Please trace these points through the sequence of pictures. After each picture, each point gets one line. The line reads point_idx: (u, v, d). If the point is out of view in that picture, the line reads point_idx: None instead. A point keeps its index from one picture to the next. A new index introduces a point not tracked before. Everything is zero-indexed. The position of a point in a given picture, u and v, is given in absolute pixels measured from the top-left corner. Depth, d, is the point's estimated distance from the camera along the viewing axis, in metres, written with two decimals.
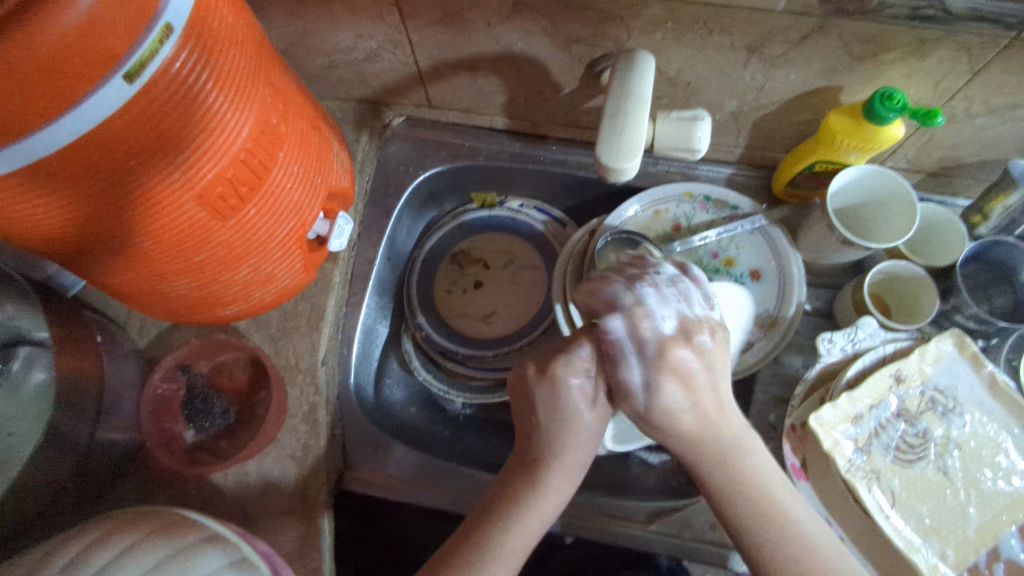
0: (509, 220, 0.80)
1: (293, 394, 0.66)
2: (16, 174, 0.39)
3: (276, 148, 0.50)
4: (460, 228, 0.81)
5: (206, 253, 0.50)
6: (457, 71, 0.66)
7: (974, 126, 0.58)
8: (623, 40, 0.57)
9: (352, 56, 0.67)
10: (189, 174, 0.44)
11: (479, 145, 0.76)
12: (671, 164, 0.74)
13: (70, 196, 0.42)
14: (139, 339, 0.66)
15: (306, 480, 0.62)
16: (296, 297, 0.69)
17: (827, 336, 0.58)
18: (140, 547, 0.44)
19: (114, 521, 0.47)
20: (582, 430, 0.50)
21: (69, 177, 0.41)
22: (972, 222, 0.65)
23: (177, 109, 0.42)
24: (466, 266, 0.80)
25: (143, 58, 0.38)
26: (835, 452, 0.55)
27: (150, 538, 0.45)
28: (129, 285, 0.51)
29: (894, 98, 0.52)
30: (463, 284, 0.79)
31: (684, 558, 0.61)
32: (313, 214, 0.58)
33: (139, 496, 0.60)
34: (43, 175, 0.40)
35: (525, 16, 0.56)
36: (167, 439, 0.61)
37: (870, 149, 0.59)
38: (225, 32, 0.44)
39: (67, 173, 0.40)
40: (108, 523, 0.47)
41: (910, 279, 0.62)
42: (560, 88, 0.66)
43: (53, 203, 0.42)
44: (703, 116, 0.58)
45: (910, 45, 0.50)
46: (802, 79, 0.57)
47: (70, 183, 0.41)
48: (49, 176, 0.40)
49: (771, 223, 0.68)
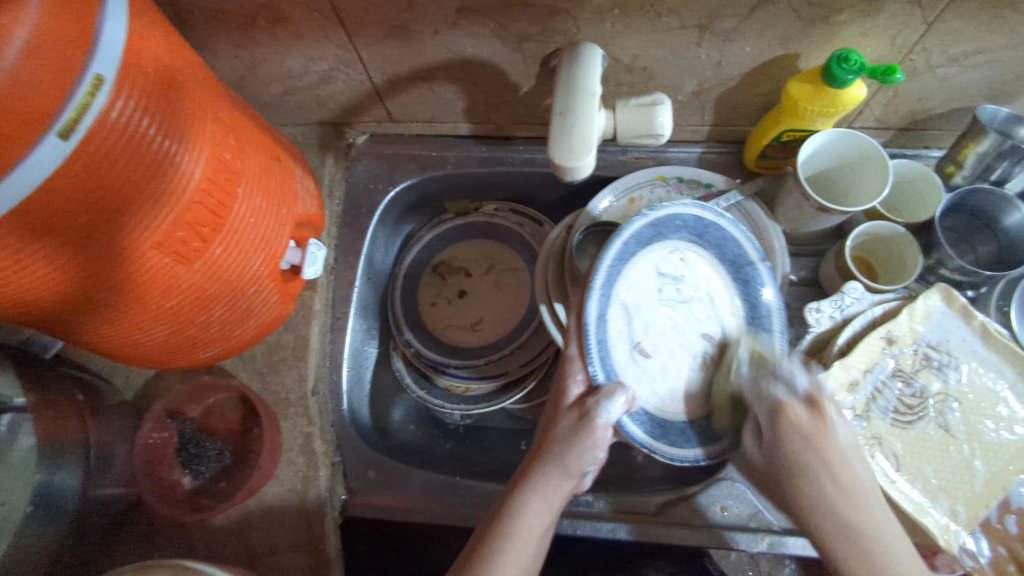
0: (488, 226, 0.79)
1: (286, 427, 0.66)
2: None
3: (234, 185, 0.49)
4: (437, 238, 0.80)
5: (176, 299, 0.49)
6: (413, 83, 0.65)
7: (937, 76, 0.57)
8: (572, 33, 0.56)
9: (306, 80, 0.66)
10: (145, 225, 0.43)
11: (446, 154, 0.75)
12: (640, 150, 0.73)
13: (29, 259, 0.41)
14: (126, 390, 0.65)
15: (310, 512, 0.62)
16: (279, 329, 0.69)
17: (813, 306, 0.58)
18: None
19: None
20: (592, 447, 0.55)
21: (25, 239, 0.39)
22: (948, 172, 0.64)
23: (121, 158, 0.41)
24: (449, 277, 0.79)
25: (76, 115, 0.37)
26: None
27: None
28: (104, 341, 0.51)
29: (850, 59, 0.51)
30: (447, 295, 0.78)
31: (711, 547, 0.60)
32: (283, 245, 0.58)
33: (141, 552, 0.59)
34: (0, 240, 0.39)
35: (472, 20, 0.55)
36: (164, 488, 0.60)
37: (835, 114, 0.58)
38: (161, 74, 0.43)
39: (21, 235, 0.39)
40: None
41: (890, 237, 0.62)
42: (518, 88, 0.65)
43: (14, 269, 0.41)
44: (663, 99, 0.56)
45: (862, 4, 0.49)
46: (758, 51, 0.56)
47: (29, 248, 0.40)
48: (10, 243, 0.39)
49: (746, 198, 0.68)
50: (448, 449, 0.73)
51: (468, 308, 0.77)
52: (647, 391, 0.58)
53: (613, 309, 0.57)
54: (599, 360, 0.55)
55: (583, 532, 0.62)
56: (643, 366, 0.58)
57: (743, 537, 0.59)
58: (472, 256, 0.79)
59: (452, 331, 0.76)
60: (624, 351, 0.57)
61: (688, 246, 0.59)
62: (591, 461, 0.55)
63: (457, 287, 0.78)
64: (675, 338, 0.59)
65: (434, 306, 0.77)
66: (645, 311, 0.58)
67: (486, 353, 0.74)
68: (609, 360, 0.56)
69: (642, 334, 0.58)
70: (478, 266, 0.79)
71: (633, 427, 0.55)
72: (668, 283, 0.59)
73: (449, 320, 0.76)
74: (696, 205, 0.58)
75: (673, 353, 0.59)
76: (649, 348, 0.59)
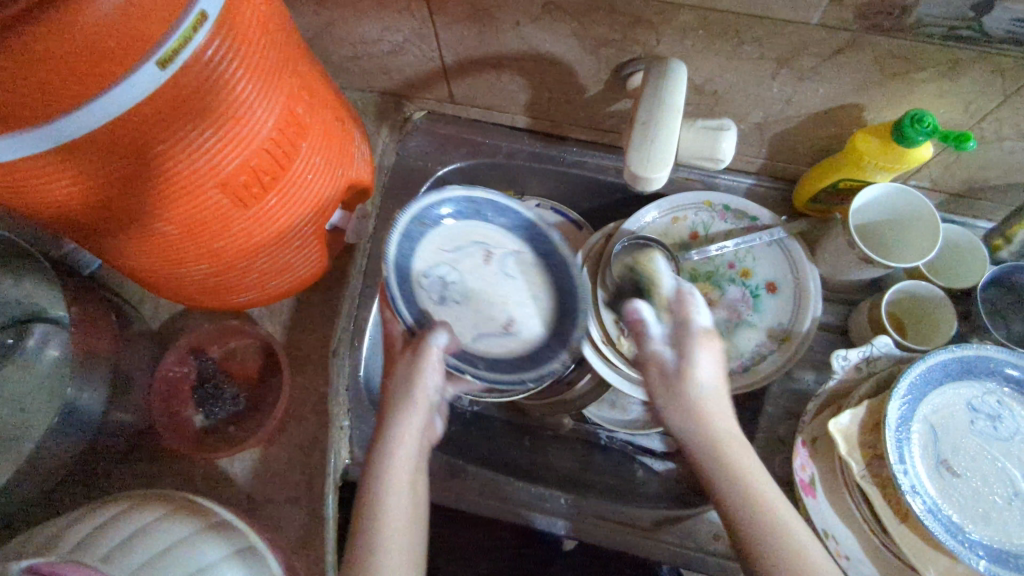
0: (467, 202, 0.61)
1: (303, 383, 0.66)
2: (69, 151, 0.39)
3: (300, 139, 0.50)
4: (416, 223, 0.60)
5: (224, 242, 0.50)
6: (482, 68, 0.66)
7: (1003, 148, 0.57)
8: (652, 46, 0.56)
9: (378, 48, 0.66)
10: (213, 163, 0.44)
11: (499, 143, 0.76)
12: (692, 171, 0.74)
13: (119, 176, 0.42)
14: (152, 321, 0.66)
15: (313, 470, 0.62)
16: (311, 287, 0.69)
17: (842, 353, 0.58)
18: (146, 534, 0.45)
19: (134, 498, 0.48)
20: (426, 385, 0.52)
21: (119, 154, 0.40)
22: (994, 246, 0.63)
23: (205, 95, 0.41)
24: (450, 275, 0.61)
25: (177, 46, 0.38)
26: (849, 457, 0.53)
27: (158, 524, 0.46)
28: (144, 268, 0.52)
29: (923, 121, 0.51)
30: (454, 297, 0.61)
31: (684, 566, 0.61)
32: (332, 206, 0.58)
33: (145, 479, 0.61)
34: (83, 149, 0.39)
35: (556, 17, 0.55)
36: (175, 422, 0.61)
37: (896, 171, 0.59)
38: (256, 21, 0.44)
39: (105, 151, 0.40)
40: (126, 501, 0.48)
41: (928, 299, 0.62)
42: (585, 90, 0.65)
43: (92, 183, 0.41)
44: (729, 126, 0.56)
45: (944, 64, 0.50)
46: (830, 95, 0.56)
47: (123, 163, 0.41)
48: (111, 155, 0.40)
49: (790, 236, 0.68)
50: (453, 433, 0.74)
51: (490, 308, 0.61)
52: (954, 506, 0.51)
53: (915, 423, 0.53)
54: (898, 443, 0.51)
55: (575, 534, 0.64)
56: (946, 482, 0.52)
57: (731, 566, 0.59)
58: (472, 241, 0.62)
59: (484, 341, 0.60)
60: (928, 458, 0.52)
61: (1010, 389, 0.55)
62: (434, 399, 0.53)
63: (463, 290, 0.61)
64: (983, 464, 0.53)
65: (452, 314, 0.60)
66: (954, 434, 0.54)
67: (534, 359, 0.59)
68: (906, 445, 0.52)
69: (950, 452, 0.53)
70: (470, 258, 0.62)
71: (908, 480, 0.50)
72: (985, 420, 0.54)
73: (477, 329, 0.60)
74: (1012, 356, 0.55)
75: (987, 486, 0.52)
76: (959, 469, 0.53)
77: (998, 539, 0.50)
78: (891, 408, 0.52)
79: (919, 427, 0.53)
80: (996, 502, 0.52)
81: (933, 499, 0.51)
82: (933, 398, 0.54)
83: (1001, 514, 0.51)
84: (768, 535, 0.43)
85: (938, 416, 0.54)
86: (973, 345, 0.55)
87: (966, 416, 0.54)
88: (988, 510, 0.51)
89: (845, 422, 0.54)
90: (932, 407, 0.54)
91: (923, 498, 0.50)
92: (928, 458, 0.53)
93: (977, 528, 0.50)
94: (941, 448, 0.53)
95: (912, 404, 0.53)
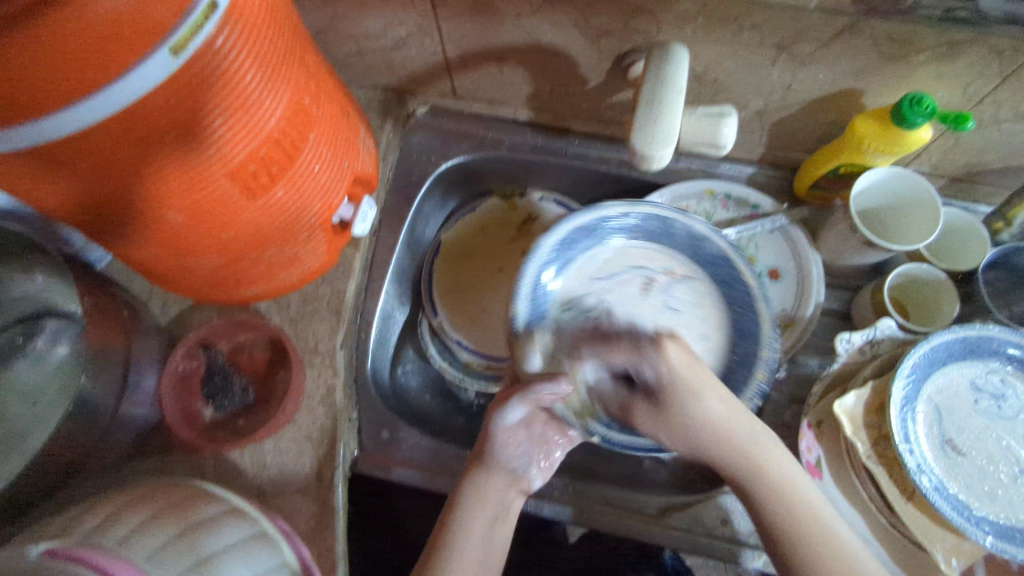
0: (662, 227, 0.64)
1: (311, 375, 0.66)
2: (81, 141, 0.39)
3: (307, 129, 0.51)
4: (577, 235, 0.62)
5: (233, 232, 0.51)
6: (484, 61, 0.67)
7: (1001, 131, 0.58)
8: (652, 35, 0.57)
9: (382, 43, 0.67)
10: (223, 153, 0.44)
11: (501, 137, 0.76)
12: (693, 160, 0.74)
13: (131, 165, 0.42)
14: (161, 316, 0.67)
15: (321, 462, 0.63)
16: (317, 280, 0.70)
17: (846, 336, 0.58)
18: (150, 527, 0.44)
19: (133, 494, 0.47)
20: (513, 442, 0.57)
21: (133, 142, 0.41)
22: (995, 228, 0.64)
23: (216, 84, 0.42)
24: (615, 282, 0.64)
25: (187, 35, 0.39)
26: (854, 436, 0.54)
27: (156, 519, 0.45)
28: (154, 260, 0.52)
29: (923, 103, 0.52)
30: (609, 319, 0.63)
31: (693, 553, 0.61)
32: (339, 198, 0.59)
33: (156, 472, 0.61)
34: (96, 139, 0.40)
35: (558, 8, 0.56)
36: (186, 415, 0.62)
37: (896, 154, 0.59)
38: (264, 12, 0.44)
39: (117, 138, 0.40)
40: (127, 496, 0.47)
41: (930, 281, 0.63)
42: (587, 81, 0.66)
43: (105, 173, 0.42)
44: (730, 112, 0.57)
45: (941, 46, 0.50)
46: (829, 80, 0.57)
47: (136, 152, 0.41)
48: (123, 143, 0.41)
49: (792, 223, 0.69)
50: (460, 424, 0.75)
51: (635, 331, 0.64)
52: (959, 484, 0.51)
53: (918, 404, 0.54)
54: (902, 424, 0.52)
55: (583, 521, 0.64)
56: (950, 461, 0.52)
57: (741, 552, 0.60)
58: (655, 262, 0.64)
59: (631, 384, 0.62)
60: (932, 437, 0.53)
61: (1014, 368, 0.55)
62: (518, 458, 0.57)
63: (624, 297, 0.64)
64: (988, 443, 0.53)
65: None
66: (958, 414, 0.54)
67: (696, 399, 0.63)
68: (909, 425, 0.53)
69: (954, 431, 0.54)
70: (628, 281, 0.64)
71: (912, 458, 0.51)
72: (989, 400, 0.55)
73: None
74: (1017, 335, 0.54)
75: (993, 465, 0.52)
76: (963, 448, 0.53)
77: (1004, 517, 0.50)
78: (893, 388, 0.53)
79: (922, 407, 0.54)
80: (1001, 480, 0.52)
81: (938, 477, 0.51)
82: (935, 377, 0.55)
83: (1008, 491, 0.51)
84: (801, 523, 0.47)
85: (941, 396, 0.55)
86: (977, 325, 0.55)
87: (970, 395, 0.55)
88: (994, 489, 0.51)
89: (850, 403, 0.54)
90: (934, 387, 0.55)
91: (928, 476, 0.50)
92: (932, 438, 0.53)
93: (984, 507, 0.51)
94: (945, 427, 0.54)
95: (915, 384, 0.54)
